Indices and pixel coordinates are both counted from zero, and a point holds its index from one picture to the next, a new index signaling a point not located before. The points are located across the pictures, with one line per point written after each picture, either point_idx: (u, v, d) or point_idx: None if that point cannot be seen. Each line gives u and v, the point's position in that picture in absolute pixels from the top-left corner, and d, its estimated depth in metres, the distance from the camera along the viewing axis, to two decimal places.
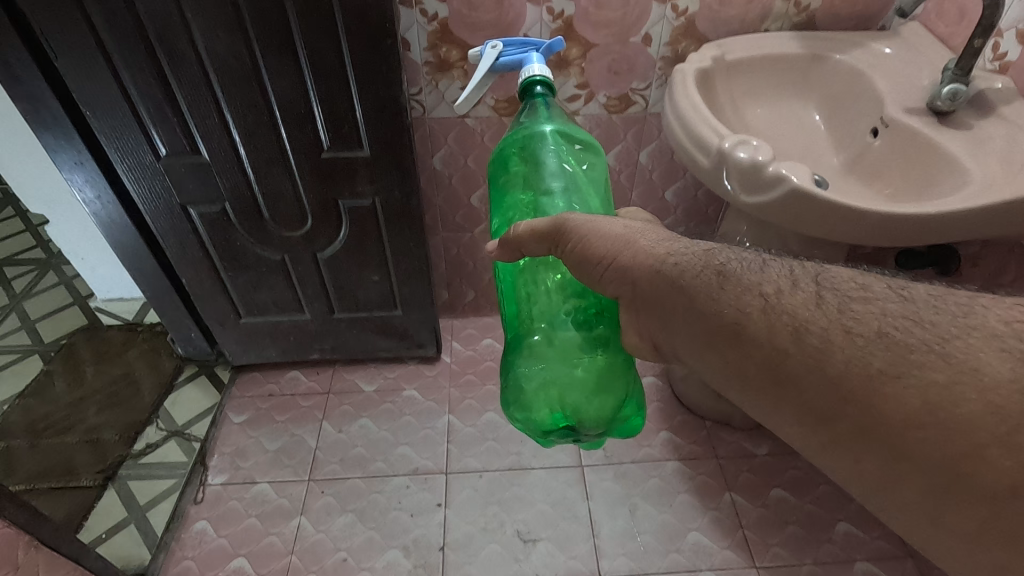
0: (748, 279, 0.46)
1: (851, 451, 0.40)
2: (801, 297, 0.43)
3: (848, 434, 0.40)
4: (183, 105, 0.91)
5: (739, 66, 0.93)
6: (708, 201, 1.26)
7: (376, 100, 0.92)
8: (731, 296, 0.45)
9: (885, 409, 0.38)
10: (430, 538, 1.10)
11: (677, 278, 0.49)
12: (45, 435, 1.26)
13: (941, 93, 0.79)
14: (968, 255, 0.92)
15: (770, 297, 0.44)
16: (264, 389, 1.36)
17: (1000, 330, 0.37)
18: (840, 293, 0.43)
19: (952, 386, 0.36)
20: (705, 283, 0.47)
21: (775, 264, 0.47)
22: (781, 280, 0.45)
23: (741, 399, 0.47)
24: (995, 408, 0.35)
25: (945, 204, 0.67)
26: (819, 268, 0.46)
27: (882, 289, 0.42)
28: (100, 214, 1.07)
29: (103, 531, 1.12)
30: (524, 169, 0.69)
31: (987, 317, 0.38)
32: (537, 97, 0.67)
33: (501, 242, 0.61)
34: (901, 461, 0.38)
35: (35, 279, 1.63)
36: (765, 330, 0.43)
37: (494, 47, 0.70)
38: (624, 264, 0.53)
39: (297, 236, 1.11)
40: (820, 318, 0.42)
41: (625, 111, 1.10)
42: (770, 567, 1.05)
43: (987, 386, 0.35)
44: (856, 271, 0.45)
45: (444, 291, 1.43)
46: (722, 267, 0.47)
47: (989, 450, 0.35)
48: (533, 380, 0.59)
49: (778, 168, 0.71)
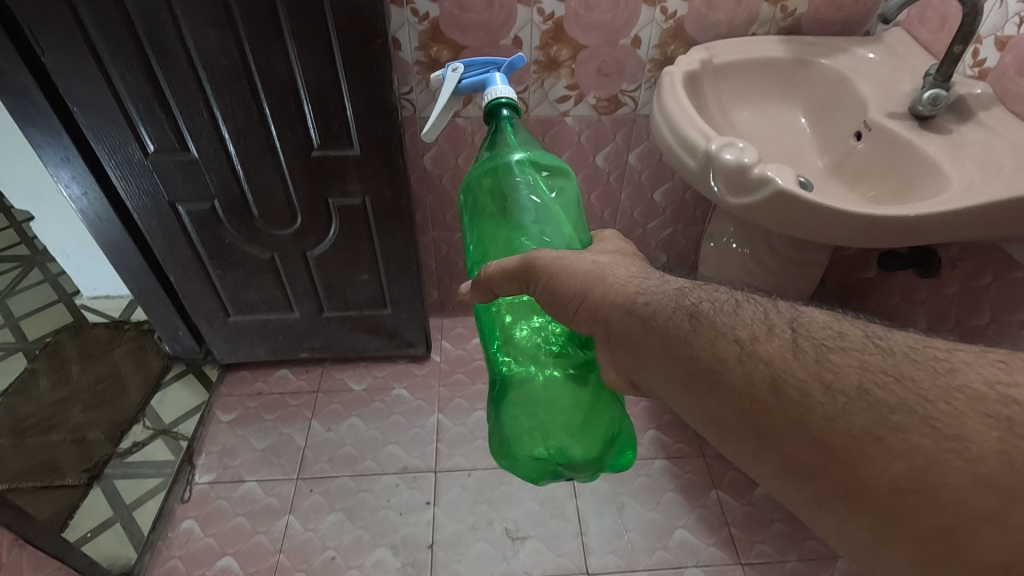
0: (721, 323, 0.47)
1: (837, 512, 0.41)
2: (777, 344, 0.44)
3: (833, 494, 0.40)
4: (172, 102, 0.91)
5: (726, 69, 0.94)
6: (695, 203, 1.28)
7: (366, 99, 0.92)
8: (706, 340, 0.46)
9: (869, 473, 0.38)
10: (419, 536, 1.10)
11: (648, 317, 0.50)
12: (29, 434, 1.25)
13: (922, 98, 0.80)
14: (948, 257, 0.94)
15: (746, 344, 0.45)
16: (252, 387, 1.35)
17: (984, 394, 0.37)
18: (815, 342, 0.44)
19: (937, 453, 0.37)
20: (679, 325, 0.48)
21: (749, 306, 0.48)
22: (756, 326, 0.46)
23: (723, 449, 0.47)
24: (986, 481, 0.35)
25: (926, 207, 0.68)
26: (796, 313, 0.47)
27: (859, 338, 0.43)
28: (87, 210, 1.06)
29: (88, 530, 1.11)
30: (493, 202, 0.70)
31: (968, 376, 0.39)
32: (503, 120, 0.68)
33: (473, 284, 0.62)
34: (889, 527, 0.38)
35: (19, 276, 1.61)
36: (742, 379, 0.44)
37: (456, 70, 0.71)
38: (595, 302, 0.54)
39: (287, 234, 1.11)
40: (796, 368, 0.42)
41: (614, 112, 1.11)
42: (756, 563, 1.07)
43: (975, 456, 0.36)
44: (831, 315, 0.46)
45: (434, 290, 1.43)
46: (694, 309, 0.49)
47: (978, 523, 0.35)
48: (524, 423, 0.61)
49: (763, 169, 0.72)
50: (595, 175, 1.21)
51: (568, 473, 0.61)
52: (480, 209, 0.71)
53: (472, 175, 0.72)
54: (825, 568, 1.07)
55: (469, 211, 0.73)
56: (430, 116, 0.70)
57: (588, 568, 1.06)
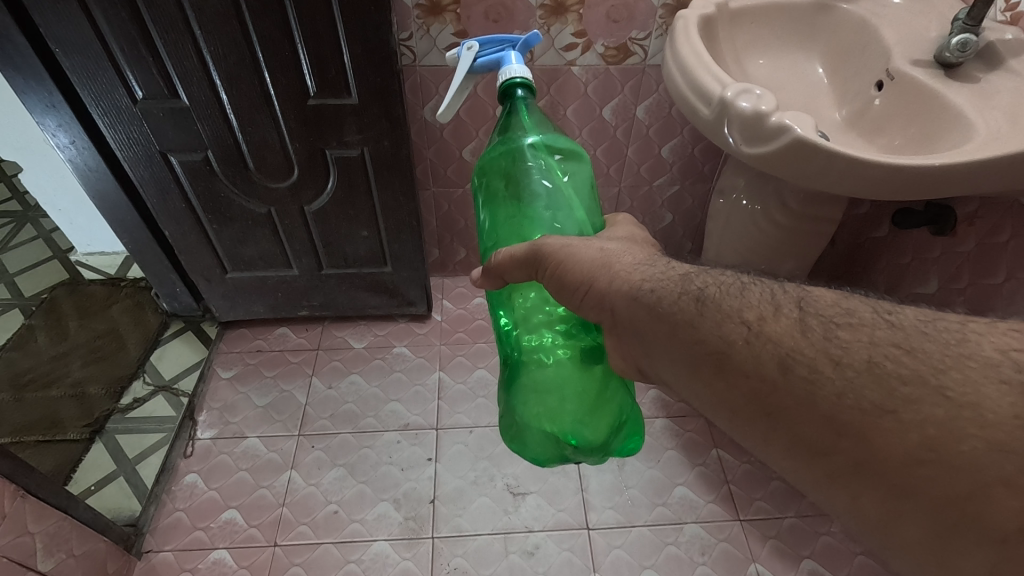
0: (727, 304, 0.45)
1: (850, 489, 0.38)
2: (785, 324, 0.42)
3: (844, 470, 0.38)
4: (159, 43, 0.86)
5: (742, 14, 0.90)
6: (704, 158, 1.24)
7: (365, 44, 0.87)
8: (713, 322, 0.44)
9: (882, 445, 0.37)
10: (421, 491, 1.11)
11: (655, 305, 0.48)
12: (29, 389, 1.25)
13: (950, 43, 0.76)
14: (965, 214, 0.91)
15: (754, 325, 0.43)
16: (252, 344, 1.34)
17: (996, 361, 0.36)
18: (824, 320, 0.42)
19: (951, 421, 0.35)
20: (684, 310, 0.46)
21: (755, 289, 0.46)
22: (762, 306, 0.44)
23: (732, 433, 0.45)
24: (1000, 446, 0.34)
25: (950, 157, 0.65)
26: (803, 292, 0.45)
27: (868, 314, 0.42)
28: (76, 161, 1.02)
29: (92, 483, 1.12)
30: (505, 187, 0.67)
31: (981, 346, 0.37)
32: (518, 101, 0.63)
33: (484, 271, 0.61)
34: (902, 499, 0.36)
35: (12, 232, 1.58)
36: (751, 359, 0.42)
37: (470, 48, 0.64)
38: (601, 290, 0.52)
39: (282, 188, 1.08)
40: (806, 346, 0.41)
41: (623, 62, 1.06)
42: (754, 519, 1.08)
43: (988, 422, 0.34)
44: (839, 292, 0.45)
45: (435, 249, 1.41)
46: (700, 294, 0.46)
47: (993, 489, 0.33)
48: (531, 407, 0.59)
49: (781, 117, 0.69)
50: (602, 129, 1.17)
51: (575, 457, 0.59)
52: (494, 191, 0.68)
53: (488, 157, 0.68)
54: (823, 524, 1.08)
55: (482, 197, 0.70)
56: (445, 98, 0.64)
57: (588, 524, 1.07)
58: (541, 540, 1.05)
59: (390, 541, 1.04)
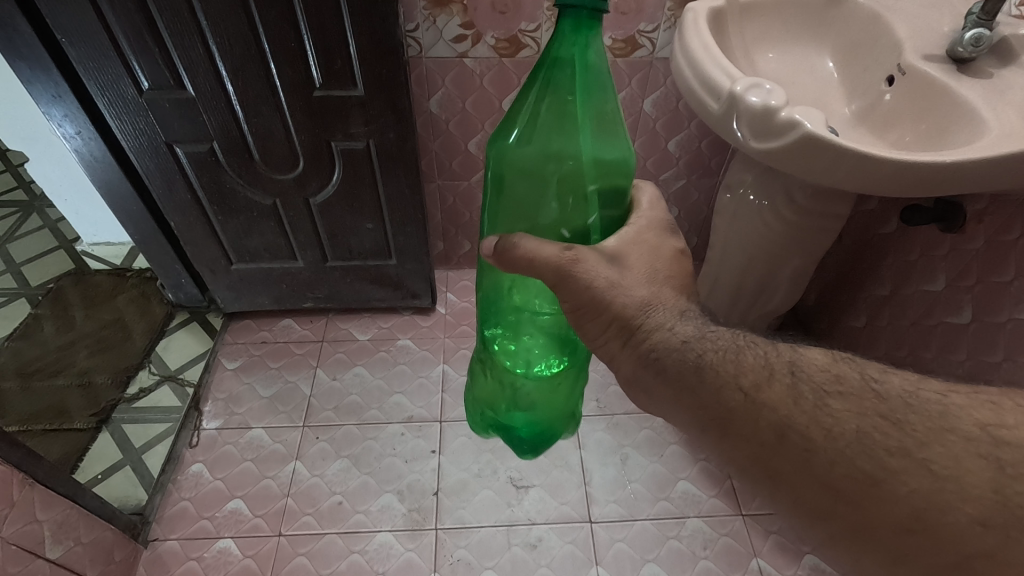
0: (725, 370, 0.48)
1: (851, 551, 0.42)
2: (779, 390, 0.46)
3: (845, 535, 0.42)
4: (165, 34, 0.86)
5: (752, 8, 0.89)
6: (711, 152, 1.23)
7: (371, 36, 0.87)
8: (713, 389, 0.47)
9: (876, 512, 0.40)
10: (425, 483, 1.11)
11: (663, 369, 0.50)
12: (36, 377, 1.25)
13: (963, 38, 0.75)
14: (975, 211, 0.91)
15: (749, 391, 0.46)
16: (256, 336, 1.35)
17: (976, 434, 0.41)
18: (814, 386, 0.45)
19: (936, 492, 0.39)
20: (687, 375, 0.49)
21: (751, 351, 0.49)
22: (758, 372, 0.47)
23: (744, 483, 0.48)
24: (981, 521, 0.38)
25: (962, 154, 0.64)
26: (795, 355, 0.48)
27: (856, 380, 0.45)
28: (82, 151, 1.02)
29: (98, 472, 1.13)
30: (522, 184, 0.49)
31: (963, 419, 0.42)
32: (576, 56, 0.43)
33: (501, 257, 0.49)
34: (898, 565, 0.40)
35: (18, 221, 1.59)
36: (750, 425, 0.45)
37: None
38: (610, 352, 0.54)
39: (288, 180, 1.08)
40: (798, 415, 0.44)
41: (631, 54, 1.05)
42: (756, 514, 1.08)
43: (970, 494, 0.39)
44: (828, 354, 0.48)
45: (440, 242, 1.41)
46: (700, 360, 0.49)
47: (976, 561, 0.38)
48: (478, 377, 0.70)
49: (790, 113, 0.68)
50: None
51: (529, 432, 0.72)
52: (505, 184, 0.49)
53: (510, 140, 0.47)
54: None
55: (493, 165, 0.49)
56: None
57: (590, 517, 1.07)
58: (544, 533, 1.05)
59: (393, 532, 1.05)
